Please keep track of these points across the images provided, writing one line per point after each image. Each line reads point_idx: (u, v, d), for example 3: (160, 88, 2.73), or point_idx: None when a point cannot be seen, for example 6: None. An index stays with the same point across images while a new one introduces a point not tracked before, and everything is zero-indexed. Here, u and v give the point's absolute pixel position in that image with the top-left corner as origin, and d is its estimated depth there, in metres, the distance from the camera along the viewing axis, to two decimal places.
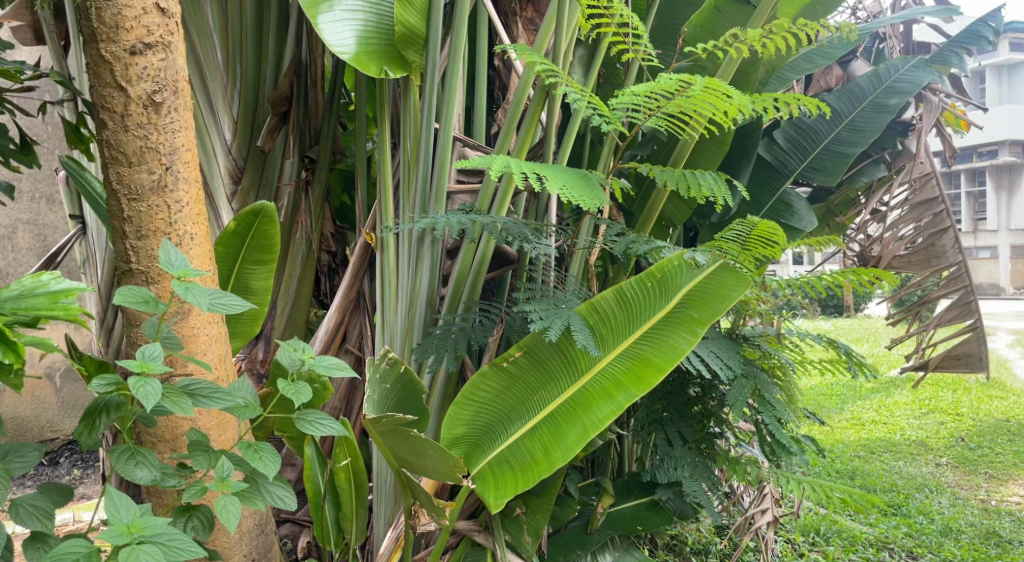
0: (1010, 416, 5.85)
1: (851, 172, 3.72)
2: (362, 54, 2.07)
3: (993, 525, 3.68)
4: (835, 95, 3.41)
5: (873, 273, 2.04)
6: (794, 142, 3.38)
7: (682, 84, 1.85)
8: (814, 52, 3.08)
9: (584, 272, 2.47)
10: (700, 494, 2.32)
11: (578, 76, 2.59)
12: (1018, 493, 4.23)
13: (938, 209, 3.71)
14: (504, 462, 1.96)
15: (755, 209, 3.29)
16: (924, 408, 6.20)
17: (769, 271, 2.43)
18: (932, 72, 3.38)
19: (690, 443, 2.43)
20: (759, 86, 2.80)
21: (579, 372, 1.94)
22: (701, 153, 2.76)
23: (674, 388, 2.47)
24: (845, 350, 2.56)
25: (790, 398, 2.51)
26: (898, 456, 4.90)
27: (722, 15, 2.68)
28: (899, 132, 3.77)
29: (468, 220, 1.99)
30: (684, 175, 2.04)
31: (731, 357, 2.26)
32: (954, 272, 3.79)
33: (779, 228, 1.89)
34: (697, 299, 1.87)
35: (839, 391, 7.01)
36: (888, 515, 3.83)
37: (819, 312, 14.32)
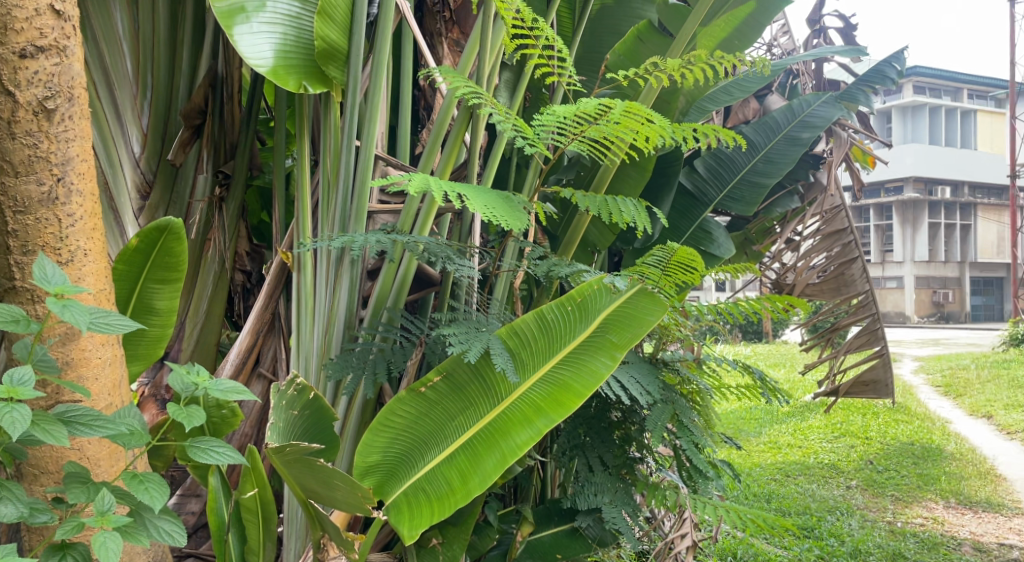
0: (914, 439, 6.14)
1: (766, 202, 3.91)
2: (280, 68, 2.01)
3: (899, 546, 3.79)
4: (752, 127, 3.53)
5: (787, 300, 2.09)
6: (713, 172, 3.47)
7: (603, 108, 1.87)
8: (732, 84, 3.18)
9: (508, 295, 2.45)
10: (620, 521, 2.31)
11: (504, 98, 2.60)
12: (921, 514, 4.40)
13: (847, 240, 3.86)
14: (420, 491, 1.90)
15: (676, 235, 3.35)
16: (836, 431, 6.44)
17: (689, 296, 2.46)
18: (842, 109, 3.54)
19: (611, 469, 2.41)
20: (680, 115, 2.87)
21: (498, 398, 1.90)
22: (623, 178, 2.80)
23: (596, 413, 2.46)
24: (759, 376, 2.61)
25: (707, 423, 2.55)
26: (812, 479, 5.06)
27: (643, 45, 2.76)
28: (811, 164, 3.94)
29: (388, 239, 1.94)
30: (606, 201, 2.04)
31: (651, 383, 2.27)
32: (863, 300, 3.90)
33: (697, 254, 1.91)
34: (616, 323, 1.87)
35: (758, 415, 7.24)
36: (802, 538, 3.93)
37: (740, 338, 14.83)
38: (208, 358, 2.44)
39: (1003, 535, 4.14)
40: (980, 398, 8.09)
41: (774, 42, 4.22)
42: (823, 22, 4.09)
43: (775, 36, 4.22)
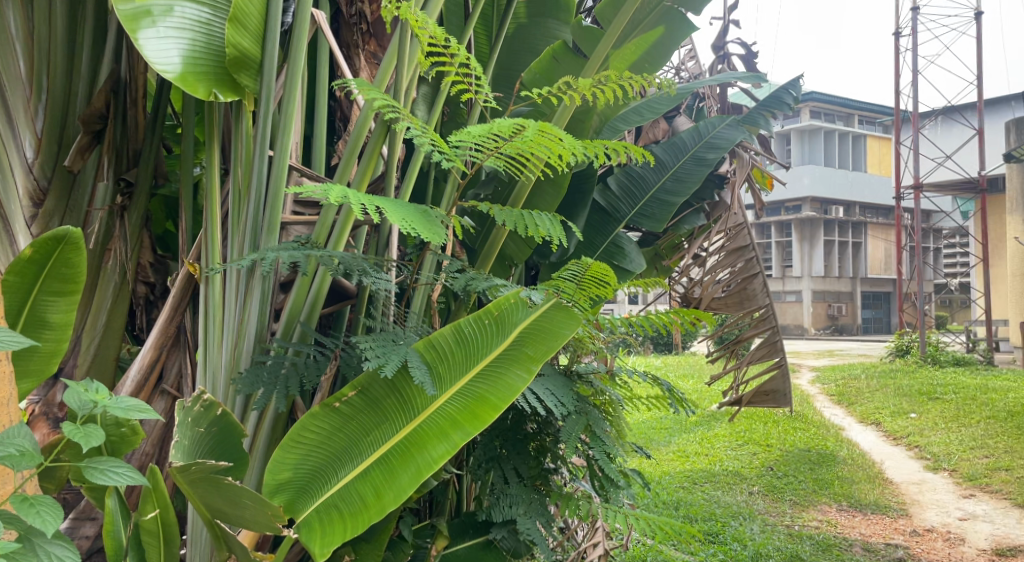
0: (811, 446, 6.48)
1: (675, 219, 4.09)
2: (188, 75, 1.96)
3: (796, 549, 3.97)
4: (661, 147, 3.68)
5: (694, 312, 2.22)
6: (625, 189, 3.59)
7: (518, 126, 1.92)
8: (643, 106, 3.29)
9: (426, 307, 2.45)
10: (534, 531, 2.34)
11: (422, 113, 2.61)
12: (817, 517, 4.65)
13: (750, 255, 3.98)
14: (333, 507, 1.87)
15: (590, 250, 3.42)
16: (740, 439, 6.72)
17: (604, 310, 2.53)
18: (744, 132, 3.73)
19: (526, 480, 2.45)
20: (593, 134, 2.95)
21: (414, 412, 1.90)
22: (540, 194, 2.85)
23: (512, 425, 2.50)
24: (667, 387, 2.71)
25: (619, 433, 2.64)
26: (717, 486, 5.25)
27: (558, 64, 2.82)
28: (716, 184, 4.14)
29: (302, 253, 1.90)
30: (522, 216, 2.08)
31: (565, 395, 2.32)
32: (764, 314, 3.96)
33: (610, 269, 1.99)
34: (532, 337, 1.91)
35: (667, 425, 7.48)
36: (707, 543, 4.07)
37: (651, 350, 15.28)
38: (106, 374, 2.31)
39: (889, 535, 4.42)
40: (870, 405, 8.63)
41: (682, 66, 4.41)
42: (727, 49, 4.31)
43: (682, 60, 4.41)
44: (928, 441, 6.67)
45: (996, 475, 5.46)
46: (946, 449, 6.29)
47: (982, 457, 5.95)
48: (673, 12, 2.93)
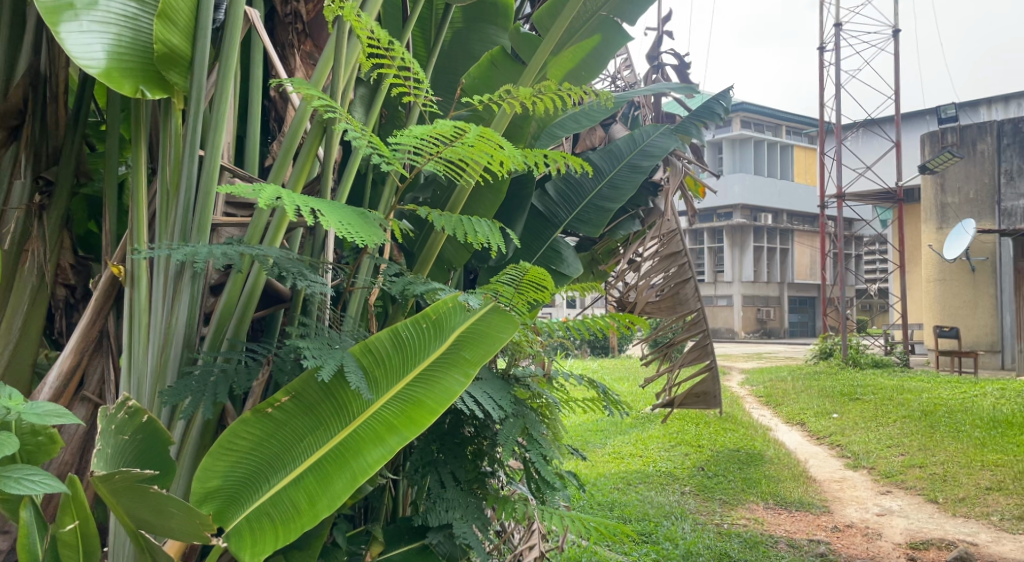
0: (740, 446, 6.68)
1: (612, 226, 4.18)
2: (114, 70, 1.90)
3: (725, 547, 4.08)
4: (598, 154, 3.74)
5: (628, 316, 2.28)
6: (563, 194, 3.64)
7: (458, 130, 1.94)
8: (580, 113, 3.34)
9: (363, 312, 2.42)
10: (470, 535, 2.32)
11: (359, 114, 2.58)
12: (745, 515, 4.80)
13: (682, 261, 4.03)
14: (264, 516, 1.83)
15: (529, 255, 3.45)
16: (672, 441, 6.87)
17: (541, 314, 2.57)
18: (677, 140, 3.83)
19: (463, 484, 2.45)
20: (531, 140, 2.98)
21: (349, 417, 1.88)
22: (478, 199, 2.86)
23: (449, 429, 2.54)
24: (602, 390, 2.77)
25: (555, 436, 2.68)
26: (650, 486, 5.36)
27: (496, 70, 2.84)
28: (650, 192, 4.29)
29: (235, 251, 1.86)
30: (461, 221, 2.10)
31: (502, 397, 2.35)
32: (696, 318, 4.05)
33: (547, 274, 2.10)
34: (470, 341, 1.92)
35: (603, 427, 7.59)
36: (640, 543, 4.15)
37: (588, 353, 15.47)
38: (22, 380, 2.20)
39: (812, 531, 4.59)
40: (795, 406, 8.95)
41: (618, 75, 4.50)
42: (661, 59, 4.42)
43: (618, 69, 4.50)
44: (848, 440, 6.96)
45: (910, 471, 5.74)
46: (865, 447, 6.58)
47: (898, 454, 6.25)
48: (608, 21, 2.97)
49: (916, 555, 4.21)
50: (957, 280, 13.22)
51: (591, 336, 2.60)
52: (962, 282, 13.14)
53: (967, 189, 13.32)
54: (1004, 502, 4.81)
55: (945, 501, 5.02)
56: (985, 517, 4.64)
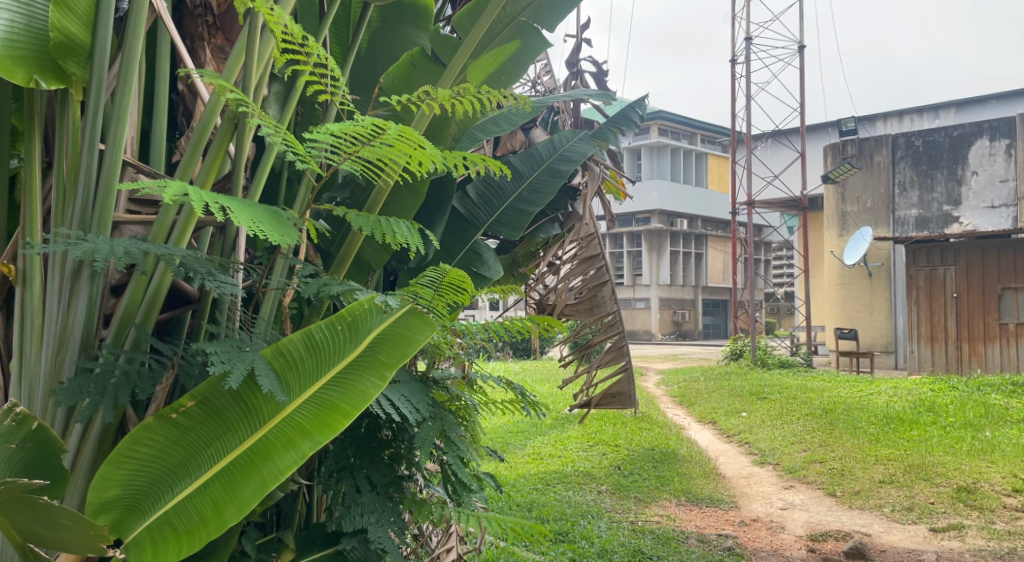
0: (654, 444, 6.87)
1: (531, 229, 4.26)
2: (4, 58, 1.82)
3: (639, 543, 4.17)
4: (519, 158, 3.77)
5: (548, 322, 2.41)
6: (483, 197, 3.65)
7: (376, 129, 1.93)
8: (500, 117, 3.36)
9: (276, 314, 2.36)
10: (385, 539, 2.28)
11: (273, 111, 2.51)
12: (658, 513, 4.93)
13: (600, 264, 4.12)
14: (166, 525, 1.76)
15: (449, 257, 3.43)
16: (590, 440, 7.00)
17: (461, 316, 2.58)
18: (595, 146, 3.91)
19: (378, 489, 2.43)
20: (451, 141, 2.97)
21: (259, 421, 1.83)
22: (397, 200, 2.82)
23: (366, 433, 2.50)
24: (520, 391, 2.81)
25: (473, 438, 2.69)
26: (568, 486, 5.44)
27: (416, 71, 2.82)
28: (569, 196, 4.36)
29: (138, 250, 1.78)
30: (379, 222, 2.10)
31: (419, 400, 2.35)
32: (613, 320, 4.14)
33: (467, 277, 2.12)
34: (386, 343, 1.91)
35: (523, 428, 7.67)
36: (557, 542, 4.20)
37: (509, 355, 15.59)
38: None
39: (720, 527, 4.76)
40: (706, 406, 9.27)
41: (538, 80, 4.55)
42: (580, 66, 4.49)
43: (538, 75, 4.56)
44: (756, 437, 7.26)
45: (811, 466, 6.03)
46: (771, 444, 6.88)
47: (801, 450, 6.57)
48: (528, 26, 3.02)
49: (816, 546, 4.42)
50: (857, 284, 13.99)
51: (511, 338, 2.65)
52: (861, 287, 13.92)
53: (865, 198, 14.10)
54: (895, 494, 5.12)
55: (842, 494, 5.30)
56: (878, 509, 4.94)
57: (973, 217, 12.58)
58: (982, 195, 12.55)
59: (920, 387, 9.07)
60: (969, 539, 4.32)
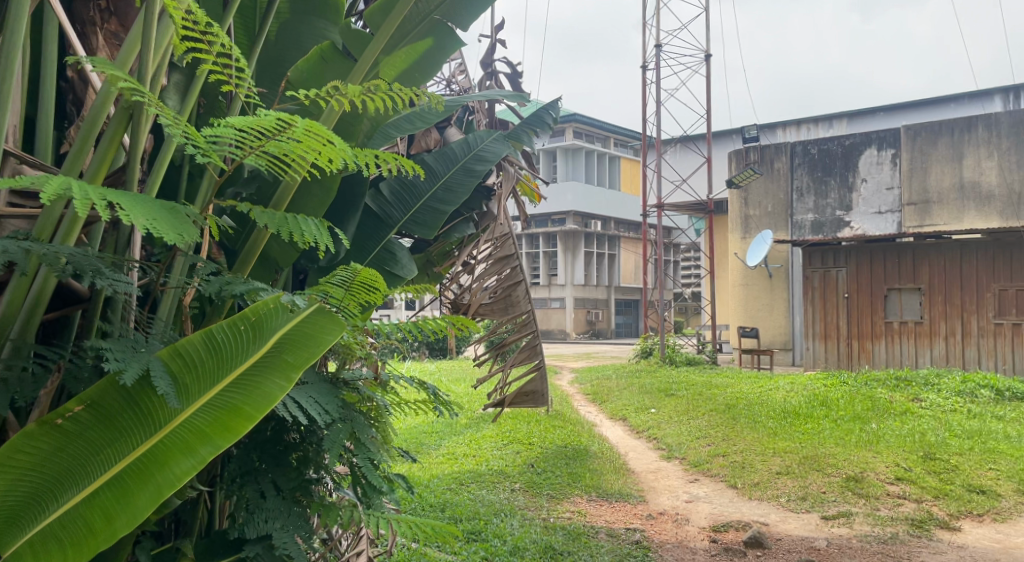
0: (567, 442, 6.98)
1: (447, 228, 4.23)
2: None
3: (550, 540, 4.21)
4: (433, 157, 3.75)
5: (465, 322, 2.53)
6: (397, 195, 3.60)
7: (281, 123, 1.86)
8: (414, 115, 3.32)
9: (175, 314, 2.26)
10: (291, 545, 2.23)
11: (172, 102, 2.40)
12: (569, 509, 5.01)
13: (514, 264, 4.14)
14: (49, 539, 1.65)
15: (361, 256, 3.37)
16: (505, 439, 7.04)
17: (373, 316, 2.55)
18: (509, 147, 3.94)
19: (284, 493, 2.36)
20: (363, 138, 2.91)
21: (156, 426, 1.74)
22: (306, 198, 2.74)
23: (272, 436, 2.45)
24: (432, 391, 2.80)
25: (383, 439, 2.63)
26: (482, 485, 5.45)
27: (326, 66, 2.75)
28: (483, 196, 4.34)
29: (20, 248, 1.66)
30: (286, 219, 2.08)
31: (329, 402, 2.30)
32: (527, 319, 4.19)
33: (378, 275, 2.25)
34: (292, 343, 1.87)
35: (437, 428, 7.64)
36: (469, 542, 4.20)
37: (425, 355, 15.52)
38: None
39: (629, 521, 4.87)
40: (618, 403, 9.50)
41: (452, 79, 4.54)
42: (494, 66, 4.51)
43: (452, 73, 4.54)
44: (664, 433, 7.49)
45: (715, 460, 6.27)
46: (678, 439, 7.11)
47: (705, 444, 6.82)
48: (441, 25, 3.00)
49: (718, 536, 4.59)
50: (758, 285, 14.65)
51: (425, 337, 2.67)
52: (763, 287, 14.58)
53: (766, 202, 14.77)
54: (790, 485, 5.40)
55: (743, 486, 5.54)
56: (775, 499, 5.18)
57: (862, 222, 13.41)
58: (870, 201, 13.39)
59: (814, 383, 9.59)
60: (855, 526, 4.60)
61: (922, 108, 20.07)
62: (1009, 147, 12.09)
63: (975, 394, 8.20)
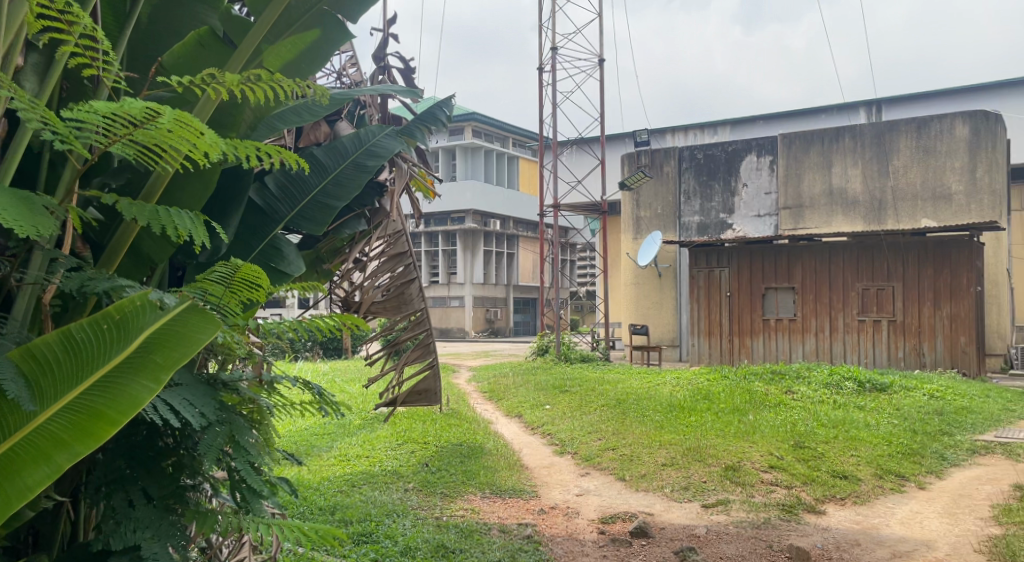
0: (462, 440, 6.98)
1: (336, 224, 4.03)
2: None
3: (442, 539, 4.20)
4: (322, 151, 3.66)
5: (354, 318, 2.55)
6: (284, 190, 3.48)
7: (150, 112, 1.77)
8: (302, 106, 3.21)
9: (32, 313, 2.09)
10: (162, 555, 2.10)
11: (30, 85, 2.23)
12: (463, 506, 5.01)
13: (408, 261, 4.14)
14: None
15: (245, 253, 3.25)
16: (400, 439, 6.96)
17: (258, 315, 2.50)
18: (402, 143, 3.89)
19: (156, 501, 2.24)
20: (246, 130, 2.80)
21: (8, 431, 1.66)
22: (182, 191, 2.60)
23: (143, 440, 2.31)
24: (318, 391, 2.73)
25: (266, 442, 2.53)
26: (374, 486, 5.37)
27: (204, 52, 2.64)
28: (375, 192, 4.27)
29: None
30: (157, 213, 1.99)
31: (206, 404, 2.21)
32: (420, 317, 4.20)
33: (260, 271, 2.21)
34: (161, 344, 1.77)
35: (329, 430, 7.45)
36: (359, 544, 4.12)
37: (319, 354, 15.13)
38: None
39: (521, 516, 4.93)
40: (514, 400, 9.60)
41: (343, 72, 4.44)
42: (386, 61, 4.44)
43: (343, 66, 4.45)
44: (557, 428, 7.63)
45: (605, 454, 6.45)
46: (571, 434, 7.26)
47: (596, 439, 7.00)
48: (328, 16, 2.93)
49: (606, 528, 4.73)
50: (650, 284, 15.18)
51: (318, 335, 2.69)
52: (654, 286, 15.12)
53: (656, 205, 15.30)
54: (674, 475, 5.63)
55: (630, 478, 5.73)
56: (660, 490, 5.39)
57: (743, 225, 14.16)
58: (750, 205, 14.17)
59: (698, 377, 10.03)
60: (732, 512, 4.85)
61: (798, 118, 21.40)
62: (871, 157, 13.08)
63: (840, 386, 8.83)
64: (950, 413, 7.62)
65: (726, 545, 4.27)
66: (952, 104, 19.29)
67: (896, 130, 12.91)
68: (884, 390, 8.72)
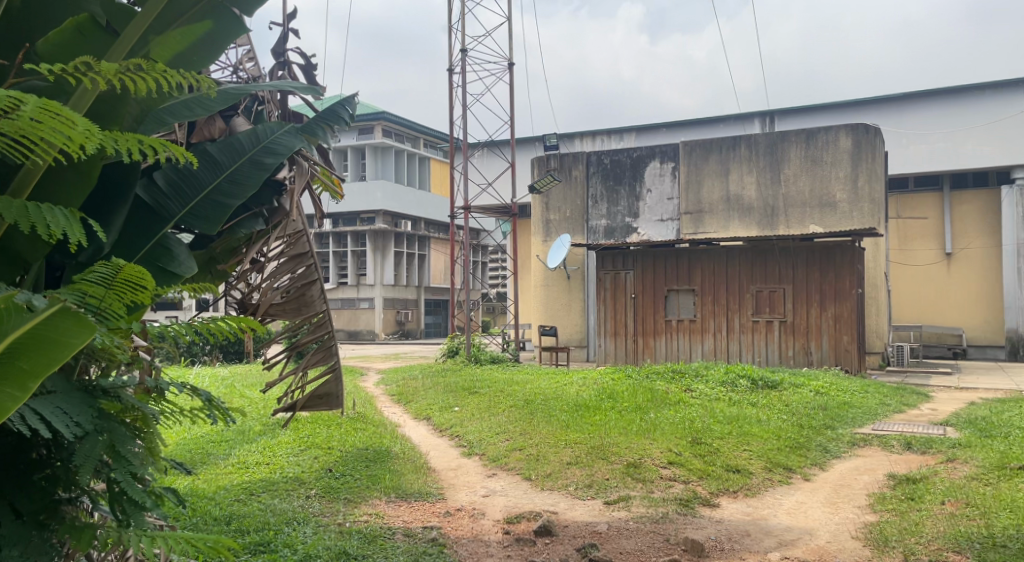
0: (369, 444, 6.88)
1: (231, 224, 3.87)
2: None
3: (344, 545, 4.12)
4: (216, 147, 3.52)
5: (253, 322, 2.42)
6: (174, 186, 3.33)
7: (13, 101, 1.66)
8: (194, 100, 3.08)
9: None
10: None
11: None
12: (366, 511, 4.94)
13: (309, 262, 4.06)
14: None
15: (130, 253, 3.08)
16: (302, 444, 6.78)
17: (143, 317, 2.39)
18: (301, 140, 3.79)
19: (26, 517, 2.10)
20: (132, 124, 2.67)
21: None
22: (58, 186, 2.45)
23: (11, 450, 2.18)
24: (209, 397, 2.59)
25: (151, 452, 2.40)
26: (274, 494, 5.21)
27: (84, 41, 2.54)
28: (274, 190, 4.13)
29: None
30: (27, 209, 1.87)
31: (82, 413, 2.11)
32: (321, 318, 4.16)
33: (145, 273, 2.10)
34: (30, 348, 1.73)
35: (227, 437, 7.18)
36: (255, 554, 3.99)
37: (219, 358, 14.56)
38: None
39: (426, 519, 4.90)
40: (422, 402, 9.53)
41: (240, 66, 4.30)
42: (286, 56, 4.33)
43: (240, 60, 4.30)
44: (465, 430, 7.63)
45: (512, 454, 6.50)
46: (478, 436, 7.27)
47: (504, 440, 7.03)
48: (217, 7, 2.86)
49: (510, 528, 4.76)
50: (559, 286, 15.40)
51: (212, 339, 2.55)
52: (563, 288, 15.36)
53: (565, 208, 15.54)
54: (578, 474, 5.73)
55: (536, 478, 5.79)
56: (564, 488, 5.48)
57: (648, 229, 14.60)
58: (654, 209, 14.62)
59: (604, 377, 10.26)
60: (633, 508, 4.98)
61: (700, 127, 22.25)
62: (765, 165, 13.74)
63: (735, 384, 9.22)
64: (833, 408, 8.09)
65: (626, 541, 4.38)
66: (837, 117, 20.53)
67: (787, 140, 13.60)
68: (775, 387, 9.17)
